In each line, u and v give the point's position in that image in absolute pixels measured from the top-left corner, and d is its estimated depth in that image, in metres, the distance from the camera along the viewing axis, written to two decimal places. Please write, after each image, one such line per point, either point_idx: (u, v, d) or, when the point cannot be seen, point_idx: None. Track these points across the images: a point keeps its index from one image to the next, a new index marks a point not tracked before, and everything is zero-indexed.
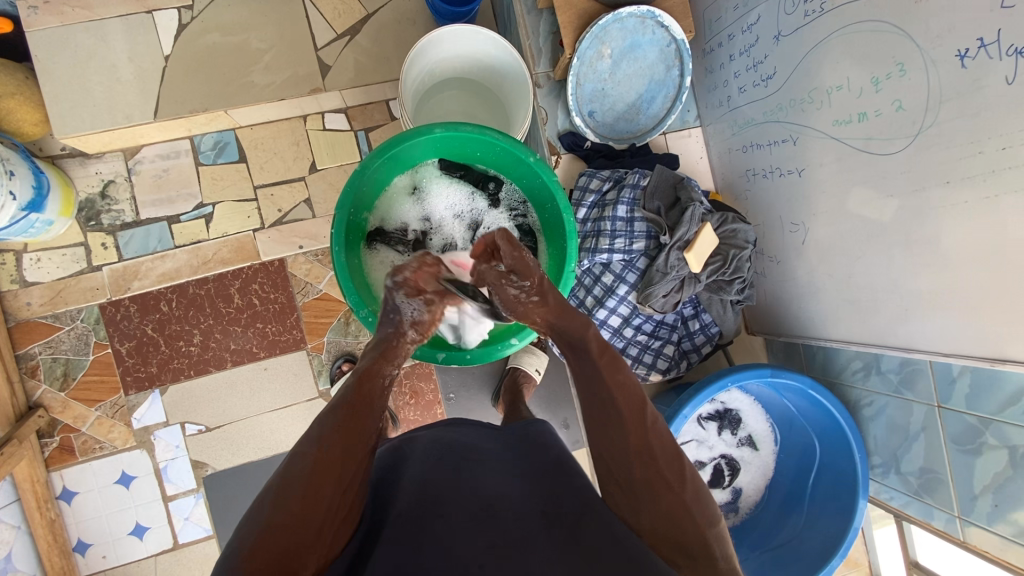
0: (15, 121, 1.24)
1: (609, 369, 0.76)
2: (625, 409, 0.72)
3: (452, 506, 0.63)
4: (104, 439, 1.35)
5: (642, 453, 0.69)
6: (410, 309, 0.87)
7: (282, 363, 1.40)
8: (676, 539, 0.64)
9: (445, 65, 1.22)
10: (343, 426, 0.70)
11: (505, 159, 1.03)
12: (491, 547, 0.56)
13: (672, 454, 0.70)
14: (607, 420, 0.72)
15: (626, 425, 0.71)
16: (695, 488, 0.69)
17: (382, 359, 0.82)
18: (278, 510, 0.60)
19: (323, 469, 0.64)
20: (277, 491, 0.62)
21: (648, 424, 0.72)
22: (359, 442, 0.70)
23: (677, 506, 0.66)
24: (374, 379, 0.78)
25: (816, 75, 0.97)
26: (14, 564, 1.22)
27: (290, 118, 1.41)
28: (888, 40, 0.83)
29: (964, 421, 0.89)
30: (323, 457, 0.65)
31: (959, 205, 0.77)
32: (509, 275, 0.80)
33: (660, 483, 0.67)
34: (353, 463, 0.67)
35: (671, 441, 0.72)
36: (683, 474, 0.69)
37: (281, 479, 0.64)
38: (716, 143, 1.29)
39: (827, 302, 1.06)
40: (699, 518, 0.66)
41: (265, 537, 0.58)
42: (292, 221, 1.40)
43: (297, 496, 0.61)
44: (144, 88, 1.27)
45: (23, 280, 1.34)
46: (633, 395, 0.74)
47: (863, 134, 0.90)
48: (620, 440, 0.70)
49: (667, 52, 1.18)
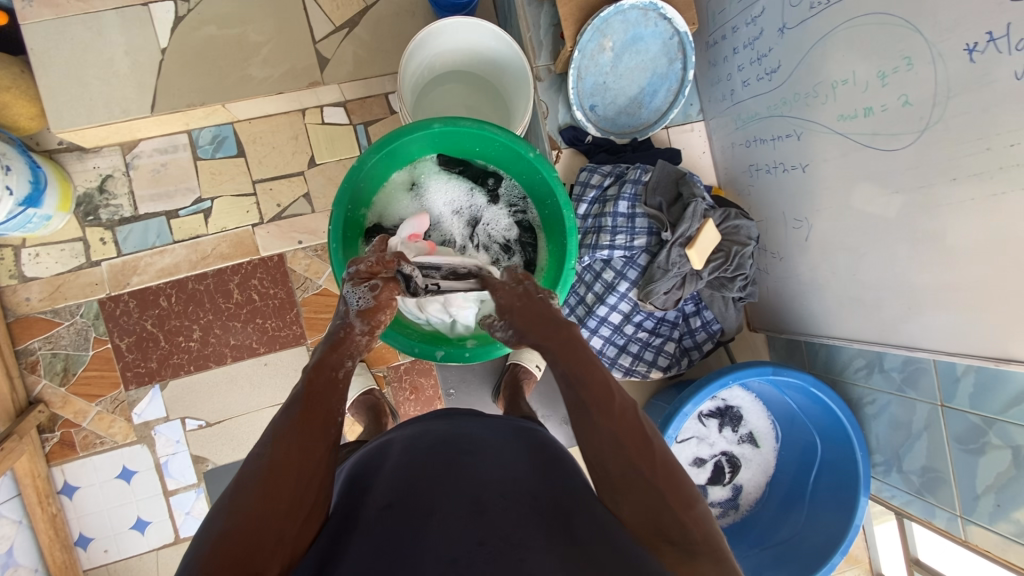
0: (12, 115, 1.23)
1: (571, 364, 0.75)
2: (591, 402, 0.71)
3: (440, 502, 0.61)
4: (105, 434, 1.36)
5: (613, 444, 0.68)
6: (356, 299, 0.84)
7: (282, 359, 1.40)
8: (658, 528, 0.62)
9: (445, 58, 1.21)
10: (301, 422, 0.69)
11: (504, 155, 1.02)
12: (480, 545, 0.55)
13: (642, 439, 0.69)
14: (577, 417, 0.72)
15: (594, 419, 0.70)
16: (670, 470, 0.67)
17: (331, 352, 0.79)
18: (236, 513, 0.59)
19: (282, 470, 0.63)
20: (235, 494, 0.61)
21: (615, 413, 0.70)
22: (319, 438, 0.68)
23: (654, 493, 0.64)
24: (325, 372, 0.76)
25: (820, 68, 0.95)
26: (16, 558, 1.23)
27: (289, 112, 1.39)
28: (895, 33, 0.81)
29: (967, 420, 0.88)
30: (282, 457, 0.65)
31: (966, 202, 0.76)
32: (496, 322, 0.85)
33: (632, 472, 0.66)
34: (314, 459, 0.66)
35: (643, 424, 0.70)
36: (654, 458, 0.67)
37: (239, 481, 0.63)
38: (719, 138, 1.28)
39: (831, 299, 1.05)
40: (677, 501, 0.64)
41: (222, 540, 0.57)
42: (291, 216, 1.40)
43: (255, 498, 0.61)
44: (141, 82, 1.26)
45: (22, 275, 1.33)
46: (597, 385, 0.73)
47: (868, 129, 0.88)
48: (590, 435, 0.70)
49: (670, 45, 1.16)
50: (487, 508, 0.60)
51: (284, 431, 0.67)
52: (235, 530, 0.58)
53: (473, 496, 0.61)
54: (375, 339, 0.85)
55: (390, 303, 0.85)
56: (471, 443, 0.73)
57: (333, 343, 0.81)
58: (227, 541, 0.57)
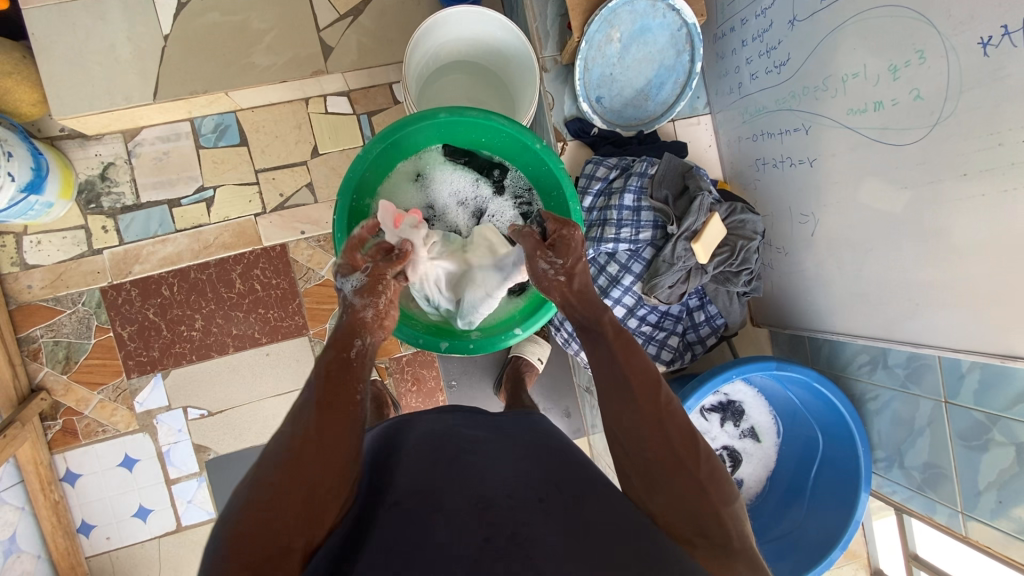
0: (13, 101, 1.22)
1: (620, 351, 0.75)
2: (638, 389, 0.71)
3: (449, 500, 0.60)
4: (106, 422, 1.36)
5: (657, 433, 0.68)
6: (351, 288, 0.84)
7: (283, 349, 1.40)
8: (691, 520, 0.63)
9: (449, 48, 1.20)
10: (328, 400, 0.69)
11: (511, 146, 1.01)
12: (486, 543, 0.54)
13: (687, 433, 0.69)
14: (620, 403, 0.71)
15: (640, 405, 0.70)
16: (712, 467, 0.67)
17: (343, 334, 0.79)
18: (264, 486, 0.60)
19: (302, 448, 0.63)
20: (260, 470, 0.62)
21: (661, 404, 0.70)
22: (337, 415, 0.68)
23: (695, 485, 0.65)
24: (338, 356, 0.75)
25: (831, 61, 0.94)
26: (18, 545, 1.23)
27: (292, 101, 1.38)
28: (908, 26, 0.80)
29: (971, 417, 0.88)
30: (308, 434, 0.65)
31: (976, 197, 0.76)
32: (546, 250, 0.83)
33: (676, 463, 0.66)
34: (339, 439, 0.66)
35: (686, 419, 0.71)
36: (699, 453, 0.67)
37: (265, 458, 0.64)
38: (725, 131, 1.27)
39: (836, 295, 1.05)
40: (715, 496, 0.65)
41: (249, 513, 0.58)
42: (293, 206, 1.39)
43: (282, 472, 0.61)
44: (143, 68, 1.25)
45: (24, 262, 1.33)
46: (645, 375, 0.73)
47: (878, 124, 0.88)
48: (634, 422, 0.70)
49: (677, 36, 1.15)
50: (494, 505, 0.59)
51: (306, 411, 0.68)
52: (258, 502, 0.59)
53: (479, 492, 0.61)
54: (384, 314, 0.84)
55: (385, 272, 0.84)
56: (495, 436, 0.74)
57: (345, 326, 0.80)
58: (253, 513, 0.58)
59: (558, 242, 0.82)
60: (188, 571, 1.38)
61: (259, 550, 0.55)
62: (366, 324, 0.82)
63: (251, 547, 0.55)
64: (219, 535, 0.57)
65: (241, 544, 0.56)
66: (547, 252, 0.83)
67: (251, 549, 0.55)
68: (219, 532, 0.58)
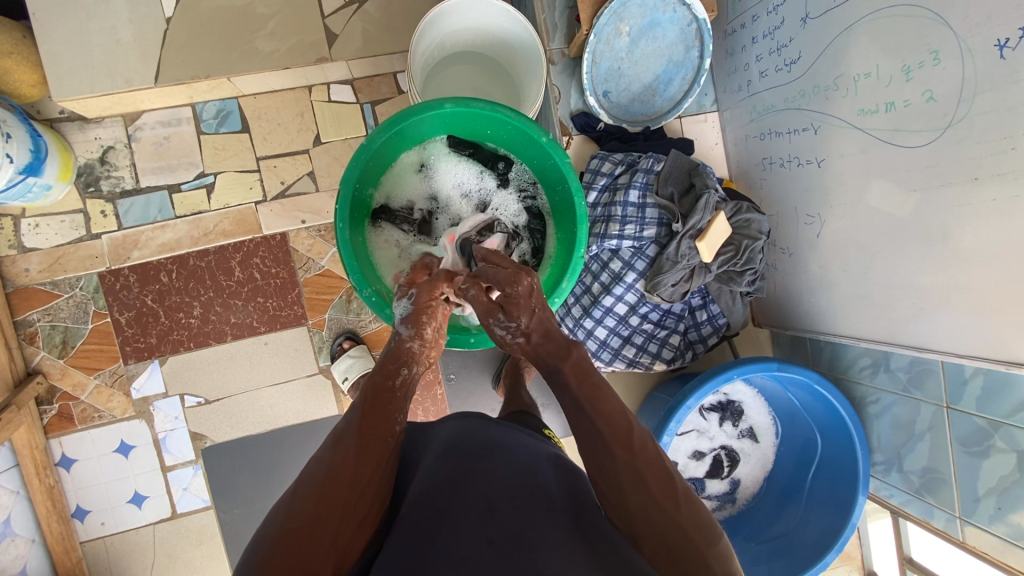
0: (13, 81, 1.20)
1: (587, 396, 0.72)
2: (609, 435, 0.68)
3: (453, 505, 0.61)
4: (103, 408, 1.35)
5: (633, 479, 0.65)
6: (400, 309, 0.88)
7: (282, 338, 1.39)
8: (677, 565, 0.61)
9: (455, 38, 1.18)
10: (362, 426, 0.69)
11: (517, 138, 1.00)
12: (489, 545, 0.56)
13: (663, 474, 0.66)
14: (594, 450, 0.69)
15: (614, 452, 0.67)
16: (692, 507, 0.65)
17: (387, 359, 0.80)
18: (293, 513, 0.60)
19: (339, 476, 0.63)
20: (291, 497, 0.62)
21: (634, 447, 0.68)
22: (374, 444, 0.68)
23: (675, 529, 0.63)
24: (384, 389, 0.75)
25: (843, 60, 0.93)
26: (13, 528, 1.23)
27: (295, 87, 1.37)
28: (923, 26, 0.79)
29: (972, 423, 0.87)
30: (338, 463, 0.64)
31: (986, 202, 0.75)
32: (497, 313, 0.80)
33: (656, 508, 0.64)
34: (369, 468, 0.65)
35: (662, 459, 0.68)
36: (677, 493, 0.65)
37: (298, 484, 0.63)
38: (732, 130, 1.26)
39: (840, 297, 1.05)
40: (699, 540, 0.63)
41: (279, 540, 0.57)
42: (295, 194, 1.38)
43: (312, 499, 0.61)
44: (144, 51, 1.23)
45: (22, 245, 1.31)
46: (616, 419, 0.70)
47: (889, 125, 0.87)
48: (610, 468, 0.67)
49: (687, 32, 1.14)
50: (500, 508, 0.60)
51: (339, 438, 0.67)
52: (290, 530, 0.58)
53: (485, 499, 0.62)
54: (428, 346, 0.84)
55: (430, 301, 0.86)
56: (522, 448, 0.73)
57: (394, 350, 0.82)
58: (285, 538, 0.57)
59: (507, 303, 0.80)
60: (183, 558, 1.38)
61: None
62: (410, 355, 0.82)
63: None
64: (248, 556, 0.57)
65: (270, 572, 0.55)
66: (499, 315, 0.80)
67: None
68: (250, 554, 0.57)
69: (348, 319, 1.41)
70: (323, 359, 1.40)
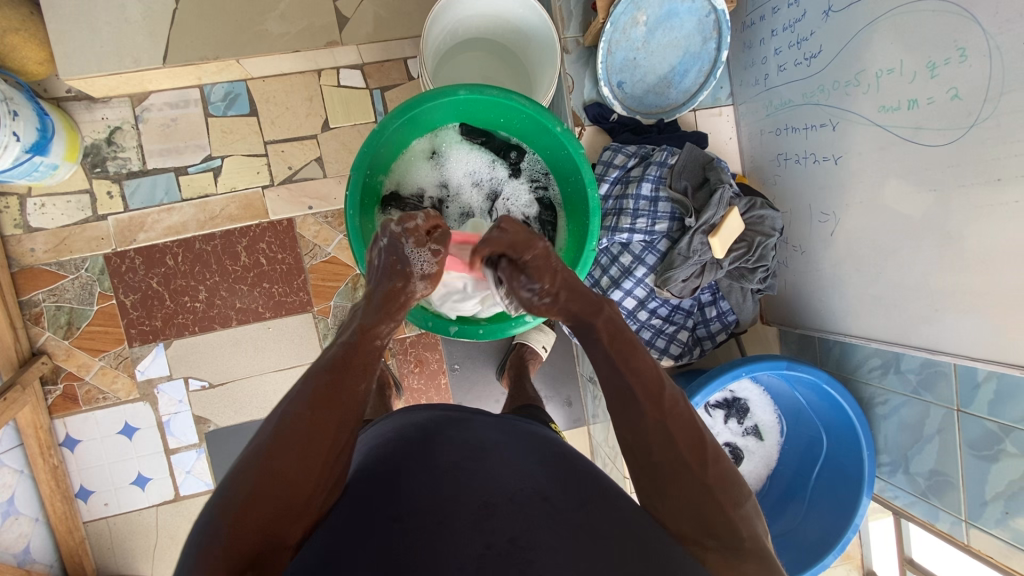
0: (20, 59, 1.19)
1: (622, 352, 0.73)
2: (641, 393, 0.69)
3: (451, 503, 0.58)
4: (107, 389, 1.35)
5: (661, 437, 0.67)
6: (421, 263, 0.83)
7: (287, 324, 1.39)
8: (699, 521, 0.62)
9: (469, 24, 1.16)
10: (334, 382, 0.67)
11: (531, 128, 0.99)
12: (488, 550, 0.53)
13: (694, 433, 0.67)
14: (624, 407, 0.70)
15: (644, 411, 0.68)
16: (720, 467, 0.65)
17: (373, 312, 0.77)
18: (264, 471, 0.58)
19: (314, 435, 0.61)
20: (257, 455, 0.59)
21: (665, 406, 0.69)
22: (349, 396, 0.67)
23: (701, 487, 0.63)
24: (367, 337, 0.75)
25: (866, 54, 0.91)
26: (17, 507, 1.25)
27: (305, 71, 1.35)
28: (951, 22, 0.77)
29: (983, 427, 0.87)
30: (312, 415, 0.63)
31: (1009, 204, 0.73)
32: (520, 277, 0.81)
33: (682, 467, 0.64)
34: (339, 424, 0.64)
35: (693, 418, 0.69)
36: (705, 455, 0.65)
37: (270, 439, 0.60)
38: (747, 124, 1.24)
39: (852, 297, 1.03)
40: (724, 498, 0.63)
41: (249, 495, 0.56)
42: (302, 179, 1.37)
43: (284, 454, 0.59)
44: (153, 31, 1.21)
45: (28, 225, 1.31)
46: (649, 377, 0.71)
47: (911, 122, 0.85)
48: (638, 426, 0.68)
49: (705, 22, 1.11)
50: (499, 510, 0.57)
51: (319, 394, 0.65)
52: (267, 494, 0.57)
53: (483, 500, 0.59)
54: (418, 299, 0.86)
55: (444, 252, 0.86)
56: (515, 445, 0.71)
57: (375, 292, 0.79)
58: (256, 495, 0.56)
59: (528, 266, 0.81)
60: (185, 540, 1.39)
61: (254, 542, 0.54)
62: (398, 305, 0.80)
63: (248, 536, 0.54)
64: (212, 514, 0.55)
65: (239, 538, 0.54)
66: (522, 280, 0.81)
67: (245, 544, 0.54)
68: (213, 509, 0.55)
69: None
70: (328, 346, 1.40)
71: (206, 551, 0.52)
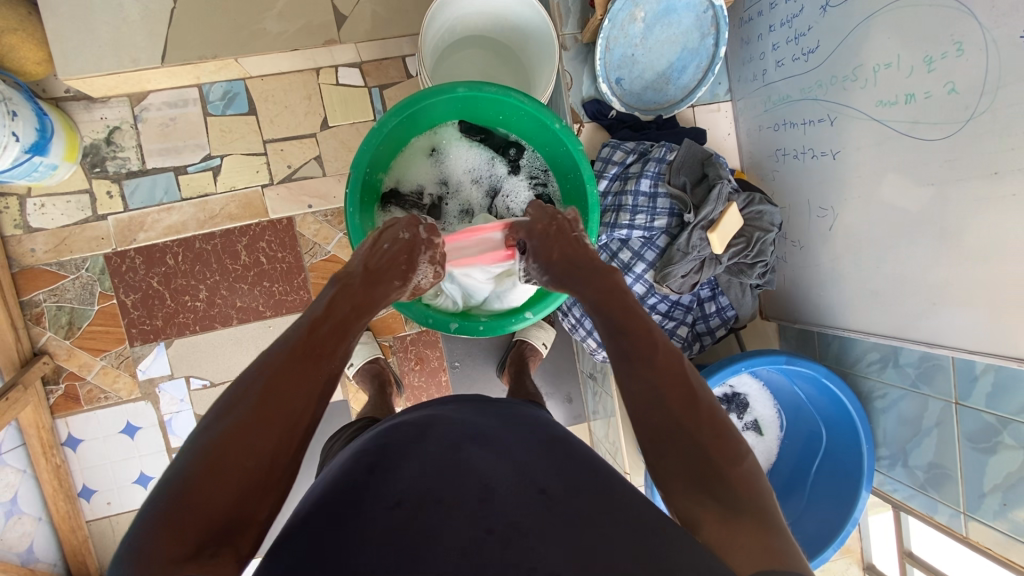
0: (18, 59, 1.19)
1: (617, 317, 0.77)
2: (633, 352, 0.72)
3: (452, 493, 0.59)
4: (109, 389, 1.35)
5: (654, 392, 0.67)
6: (422, 276, 0.87)
7: (288, 323, 1.39)
8: (696, 480, 0.61)
9: (467, 21, 1.16)
10: (298, 356, 0.66)
11: (530, 125, 0.99)
12: (490, 534, 0.54)
13: (687, 391, 0.67)
14: (620, 367, 0.72)
15: (638, 369, 0.70)
16: (715, 424, 0.64)
17: (350, 293, 0.77)
18: (220, 444, 0.56)
19: (275, 408, 0.60)
20: (229, 427, 0.57)
21: (658, 365, 0.70)
22: (315, 369, 0.66)
23: (696, 445, 0.63)
24: (336, 310, 0.74)
25: (863, 49, 0.91)
26: (20, 506, 1.25)
27: (303, 70, 1.35)
28: (948, 17, 0.77)
29: (981, 419, 0.87)
30: (271, 387, 0.61)
31: (1007, 197, 0.74)
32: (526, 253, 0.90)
33: (675, 425, 0.65)
34: (301, 394, 0.63)
35: (689, 377, 0.69)
36: (700, 413, 0.65)
37: (244, 412, 0.59)
38: (745, 120, 1.24)
39: (849, 291, 1.04)
40: (720, 457, 0.62)
41: (208, 468, 0.54)
42: (301, 178, 1.37)
43: (243, 427, 0.58)
44: (151, 30, 1.21)
45: (28, 225, 1.31)
46: (643, 339, 0.73)
47: (908, 117, 0.85)
48: (631, 388, 0.69)
49: (703, 18, 1.11)
50: (496, 494, 0.59)
51: (295, 373, 0.64)
52: (237, 464, 0.55)
53: (482, 482, 0.60)
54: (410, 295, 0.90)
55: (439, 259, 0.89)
56: (508, 433, 0.72)
57: (370, 274, 0.81)
58: (227, 466, 0.55)
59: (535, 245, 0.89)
60: None
61: (224, 517, 0.53)
62: (383, 297, 0.81)
63: (217, 512, 0.53)
64: (170, 484, 0.54)
65: (209, 505, 0.53)
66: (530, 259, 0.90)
67: (214, 519, 0.53)
68: (171, 481, 0.54)
69: None
70: None
71: (167, 519, 0.51)
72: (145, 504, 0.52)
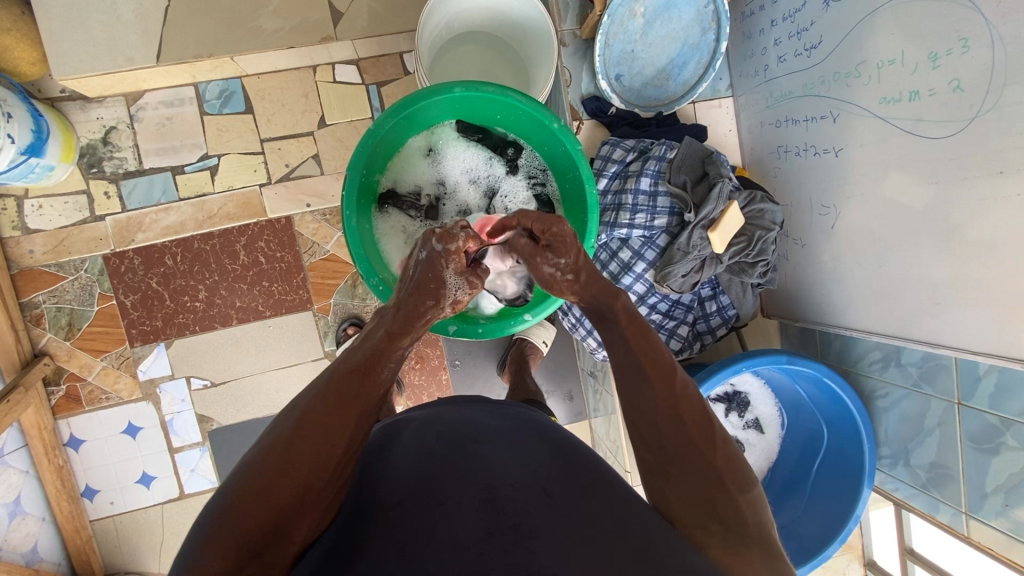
0: (13, 59, 1.18)
1: (631, 334, 0.73)
2: (652, 372, 0.69)
3: (452, 491, 0.58)
4: (110, 389, 1.36)
5: (670, 418, 0.66)
6: (455, 290, 0.82)
7: (287, 323, 1.39)
8: (704, 506, 0.61)
9: (464, 17, 1.15)
10: (346, 375, 0.67)
11: (527, 124, 0.98)
12: (491, 539, 0.53)
13: (703, 419, 0.66)
14: (633, 385, 0.70)
15: (654, 392, 0.68)
16: (728, 452, 0.65)
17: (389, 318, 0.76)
18: (263, 467, 0.57)
19: (315, 429, 0.61)
20: (270, 451, 0.59)
21: (676, 389, 0.68)
22: (357, 389, 0.67)
23: (709, 470, 0.63)
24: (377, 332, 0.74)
25: (867, 44, 0.90)
26: (23, 507, 1.26)
27: (300, 67, 1.34)
28: (953, 12, 0.76)
29: (984, 420, 0.87)
30: (315, 410, 0.62)
31: (1012, 197, 0.72)
32: (544, 253, 0.81)
33: (689, 449, 0.64)
34: (346, 414, 0.64)
35: (704, 404, 0.68)
36: (715, 438, 0.65)
37: (290, 435, 0.60)
38: (747, 116, 1.22)
39: (852, 290, 1.03)
40: (732, 485, 0.63)
41: (250, 491, 0.56)
42: (299, 177, 1.36)
43: (288, 450, 0.59)
44: (145, 29, 1.19)
45: (26, 226, 1.30)
46: (660, 360, 0.70)
47: (912, 114, 0.84)
48: (648, 406, 0.68)
49: (704, 13, 1.10)
50: (499, 494, 0.58)
51: (339, 394, 0.65)
52: (280, 488, 0.57)
53: (485, 479, 0.60)
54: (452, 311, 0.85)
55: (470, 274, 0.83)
56: (508, 432, 0.72)
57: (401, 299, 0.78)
58: (273, 485, 0.57)
59: (553, 242, 0.80)
60: None
61: (263, 536, 0.54)
62: (421, 316, 0.78)
63: (257, 531, 0.54)
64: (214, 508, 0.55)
65: (249, 533, 0.54)
66: (547, 255, 0.80)
67: (253, 539, 0.54)
68: (212, 510, 0.55)
69: (354, 304, 1.40)
70: (328, 343, 1.41)
71: (210, 543, 0.52)
72: (194, 529, 0.54)
